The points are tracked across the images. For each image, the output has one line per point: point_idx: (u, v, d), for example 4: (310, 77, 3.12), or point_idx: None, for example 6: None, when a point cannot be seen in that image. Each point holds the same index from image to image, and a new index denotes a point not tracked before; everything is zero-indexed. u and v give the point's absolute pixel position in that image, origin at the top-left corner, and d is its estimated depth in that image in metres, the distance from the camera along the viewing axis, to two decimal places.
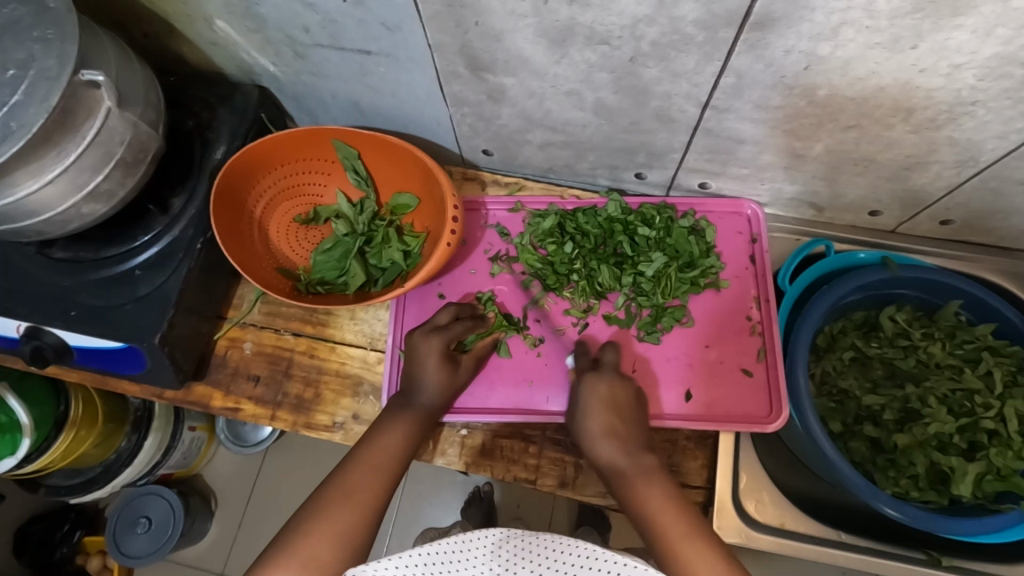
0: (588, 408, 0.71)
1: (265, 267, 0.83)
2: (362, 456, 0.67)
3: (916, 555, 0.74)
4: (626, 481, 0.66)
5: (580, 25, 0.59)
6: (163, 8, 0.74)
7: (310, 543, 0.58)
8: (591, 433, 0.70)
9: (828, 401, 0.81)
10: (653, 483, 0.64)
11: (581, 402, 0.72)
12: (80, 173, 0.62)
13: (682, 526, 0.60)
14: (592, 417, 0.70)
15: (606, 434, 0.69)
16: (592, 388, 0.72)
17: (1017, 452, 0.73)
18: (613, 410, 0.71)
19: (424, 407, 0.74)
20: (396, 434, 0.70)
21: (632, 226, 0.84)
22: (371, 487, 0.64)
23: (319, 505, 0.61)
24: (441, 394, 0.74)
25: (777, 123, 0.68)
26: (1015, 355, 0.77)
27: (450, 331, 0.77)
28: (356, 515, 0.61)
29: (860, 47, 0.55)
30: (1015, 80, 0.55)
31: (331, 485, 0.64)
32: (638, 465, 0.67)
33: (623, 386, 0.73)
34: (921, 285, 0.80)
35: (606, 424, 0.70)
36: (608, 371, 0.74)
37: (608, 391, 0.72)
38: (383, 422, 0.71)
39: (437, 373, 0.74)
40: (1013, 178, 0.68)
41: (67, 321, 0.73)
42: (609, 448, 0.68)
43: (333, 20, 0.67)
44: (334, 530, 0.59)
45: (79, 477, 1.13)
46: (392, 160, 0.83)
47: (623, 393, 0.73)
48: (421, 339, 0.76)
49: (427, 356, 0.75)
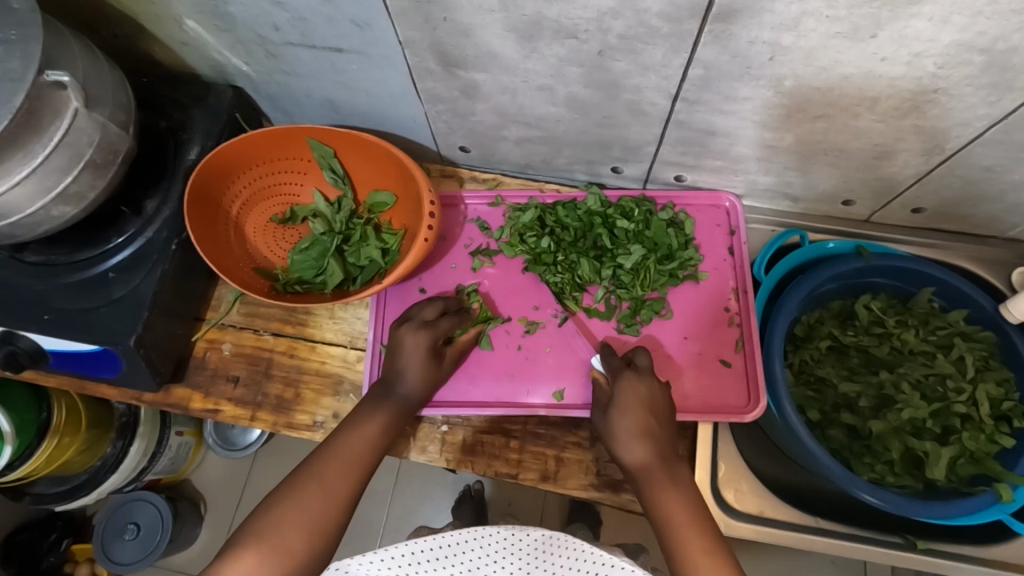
0: (623, 406, 0.68)
1: (242, 268, 0.82)
2: (340, 445, 0.65)
3: (892, 540, 0.75)
4: (652, 482, 0.64)
5: (547, 19, 0.59)
6: (132, 9, 0.74)
7: (283, 529, 0.57)
8: (622, 433, 0.67)
9: (806, 390, 0.82)
10: (678, 489, 0.63)
11: (618, 400, 0.69)
12: (49, 175, 0.61)
13: (700, 542, 0.59)
14: (627, 415, 0.68)
15: (638, 435, 0.66)
16: (631, 388, 0.69)
17: (989, 436, 0.74)
18: (650, 413, 0.68)
19: (403, 398, 0.72)
20: (374, 425, 0.69)
21: (611, 219, 0.84)
22: (347, 474, 0.63)
23: (291, 489, 0.60)
24: (422, 388, 0.73)
25: (747, 115, 0.68)
26: (985, 341, 0.79)
27: (439, 326, 0.75)
28: (331, 504, 0.60)
29: (822, 37, 0.55)
30: (975, 67, 0.56)
31: (306, 471, 0.62)
32: (669, 470, 0.65)
33: (660, 389, 0.70)
34: (895, 273, 0.81)
35: (641, 426, 0.67)
36: (646, 374, 0.71)
37: (647, 392, 0.69)
38: (362, 413, 0.70)
39: (421, 367, 0.73)
40: (979, 164, 0.69)
41: (41, 326, 0.72)
42: (641, 448, 0.66)
43: (302, 18, 0.67)
44: (308, 519, 0.58)
45: (64, 485, 1.12)
46: (367, 157, 0.83)
47: (662, 397, 0.70)
48: (408, 332, 0.74)
49: (413, 351, 0.73)
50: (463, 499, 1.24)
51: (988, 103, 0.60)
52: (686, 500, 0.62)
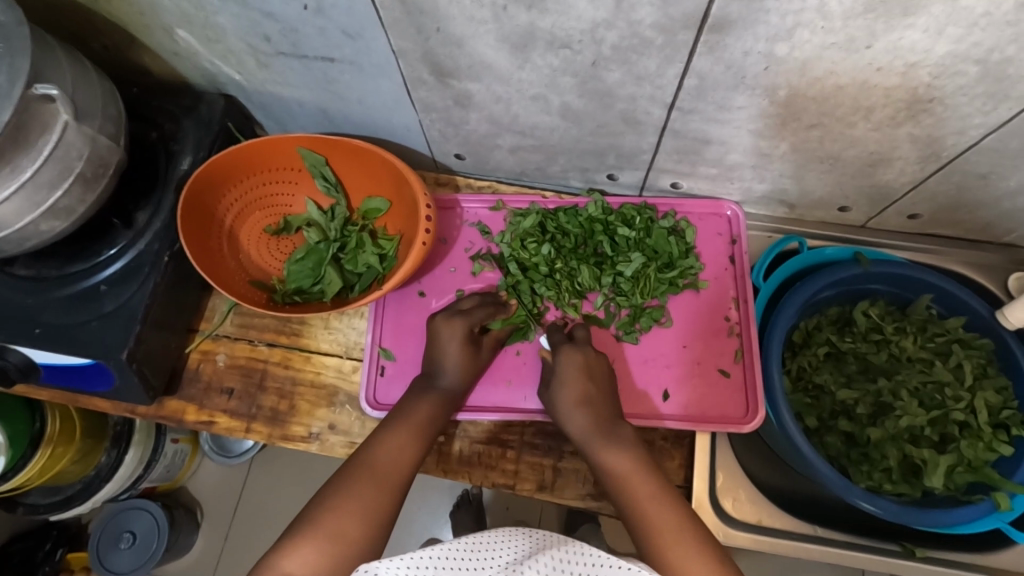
0: (564, 376, 0.72)
1: (237, 280, 0.82)
2: (387, 437, 0.68)
3: (890, 548, 0.75)
4: (597, 447, 0.69)
5: (541, 30, 0.59)
6: (122, 19, 0.73)
7: (338, 517, 0.59)
8: (564, 401, 0.71)
9: (804, 397, 0.81)
10: (618, 449, 0.68)
11: (558, 373, 0.73)
12: (37, 190, 0.61)
13: (667, 520, 0.61)
14: (569, 384, 0.71)
15: (578, 402, 0.71)
16: (569, 359, 0.73)
17: (987, 444, 0.74)
18: (589, 379, 0.72)
19: (447, 390, 0.74)
20: (419, 417, 0.70)
21: (612, 226, 0.84)
22: (396, 465, 0.65)
23: (347, 480, 0.62)
24: (462, 375, 0.75)
25: (742, 123, 0.68)
26: (983, 348, 0.79)
27: (474, 315, 0.77)
28: (382, 493, 0.62)
29: (817, 47, 0.55)
30: (969, 77, 0.56)
31: (358, 462, 0.65)
32: (609, 431, 0.69)
33: (598, 357, 0.74)
34: (893, 279, 0.81)
35: (581, 392, 0.71)
36: (583, 344, 0.75)
37: (583, 361, 0.73)
38: (408, 406, 0.72)
39: (459, 355, 0.75)
40: (974, 172, 0.69)
41: (32, 340, 0.72)
42: (579, 416, 0.70)
43: (293, 29, 0.66)
44: (361, 507, 0.60)
45: (58, 494, 1.10)
46: (362, 166, 0.83)
47: (600, 365, 0.74)
48: (444, 322, 0.77)
49: (449, 339, 0.76)
50: (461, 505, 1.23)
51: (983, 112, 0.60)
52: (636, 463, 0.67)
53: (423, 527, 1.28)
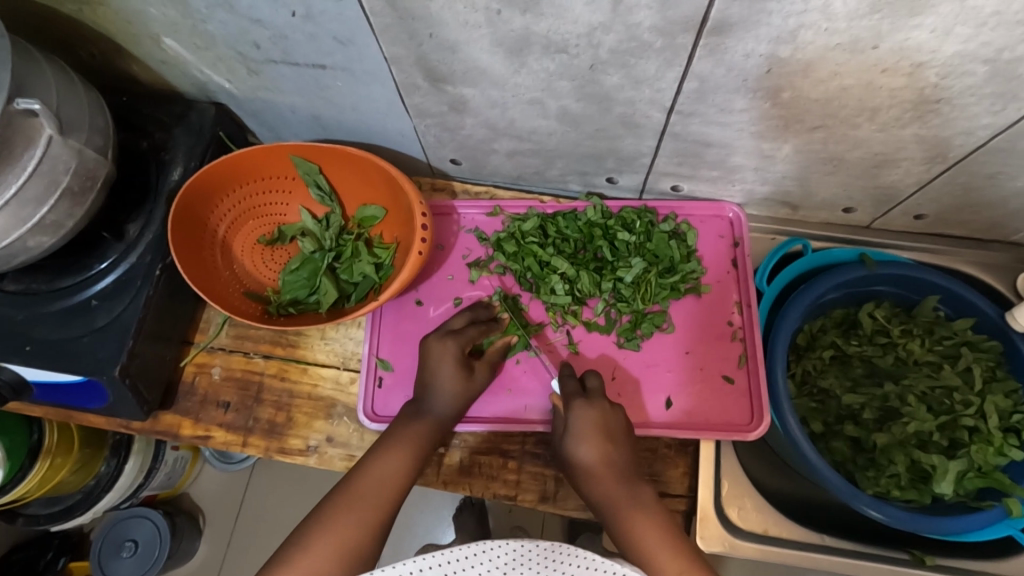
0: (580, 434, 0.68)
1: (232, 292, 0.80)
2: (372, 466, 0.65)
3: (900, 556, 0.73)
4: (625, 514, 0.64)
5: (536, 34, 0.57)
6: (109, 28, 0.72)
7: (314, 554, 0.56)
8: (582, 460, 0.67)
9: (810, 401, 0.80)
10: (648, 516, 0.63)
11: (572, 428, 0.68)
12: (23, 207, 0.59)
13: (670, 553, 0.59)
14: (583, 444, 0.67)
15: (600, 462, 0.66)
16: (584, 415, 0.69)
17: (998, 448, 0.72)
18: (607, 438, 0.68)
19: (437, 415, 0.72)
20: (406, 445, 0.68)
21: (612, 231, 0.82)
22: (380, 494, 0.63)
23: (328, 511, 0.60)
24: (455, 401, 0.73)
25: (744, 126, 0.66)
26: (992, 350, 0.77)
27: (466, 335, 0.75)
28: (363, 527, 0.60)
29: (821, 49, 0.53)
30: (977, 78, 0.54)
31: (339, 493, 0.62)
32: (634, 494, 0.65)
33: (613, 411, 0.70)
34: (898, 281, 0.79)
35: (601, 454, 0.67)
36: (597, 398, 0.71)
37: (600, 417, 0.69)
38: (396, 432, 0.70)
39: (452, 378, 0.73)
40: (983, 172, 0.67)
41: (23, 357, 0.70)
42: (597, 473, 0.66)
43: (283, 35, 0.65)
44: (337, 543, 0.57)
45: (58, 505, 1.09)
46: (356, 173, 0.81)
47: (614, 417, 0.70)
48: (435, 342, 0.75)
49: (441, 361, 0.73)
50: (463, 507, 1.22)
51: (992, 112, 0.58)
52: (659, 527, 0.62)
53: (427, 529, 1.26)
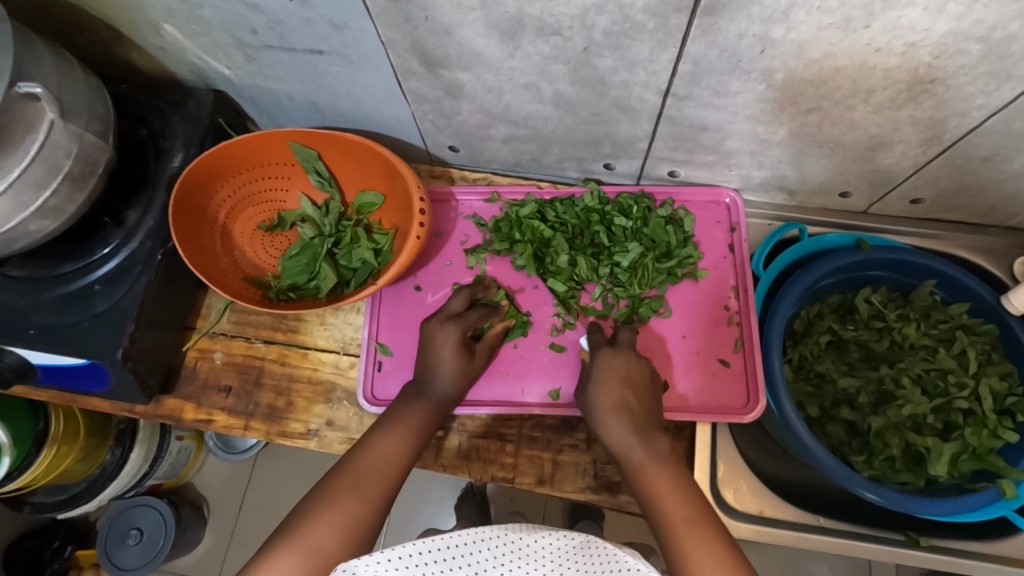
0: (601, 381, 0.69)
1: (231, 278, 0.81)
2: (374, 444, 0.66)
3: (895, 537, 0.74)
4: (643, 466, 0.63)
5: (529, 17, 0.58)
6: (108, 15, 0.72)
7: (319, 529, 0.57)
8: (603, 407, 0.67)
9: (806, 385, 0.80)
10: (662, 461, 0.62)
11: (595, 376, 0.70)
12: (25, 190, 0.60)
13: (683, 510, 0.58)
14: (604, 389, 0.68)
15: (617, 409, 0.67)
16: (608, 363, 0.70)
17: (992, 430, 0.73)
18: (628, 386, 0.68)
19: (438, 397, 0.73)
20: (406, 425, 0.69)
21: (609, 216, 0.83)
22: (383, 471, 0.64)
23: (331, 488, 0.60)
24: (455, 382, 0.74)
25: (739, 109, 0.67)
26: (987, 334, 0.77)
27: (467, 319, 0.76)
28: (365, 505, 0.60)
29: (814, 28, 0.53)
30: (971, 56, 0.54)
31: (340, 471, 0.62)
32: (651, 445, 0.64)
33: (639, 361, 0.71)
34: (894, 266, 0.80)
35: (619, 401, 0.67)
36: (624, 348, 0.72)
37: (624, 366, 0.70)
38: (396, 413, 0.70)
39: (453, 362, 0.74)
40: (977, 154, 0.68)
41: (27, 341, 0.71)
42: (615, 417, 0.67)
43: (279, 20, 0.65)
44: (341, 518, 0.58)
45: (63, 493, 1.11)
46: (355, 159, 0.82)
47: (639, 369, 0.70)
48: (437, 327, 0.75)
49: (442, 345, 0.74)
50: (465, 496, 1.23)
51: (986, 92, 0.58)
52: (670, 474, 0.61)
53: (429, 517, 1.27)
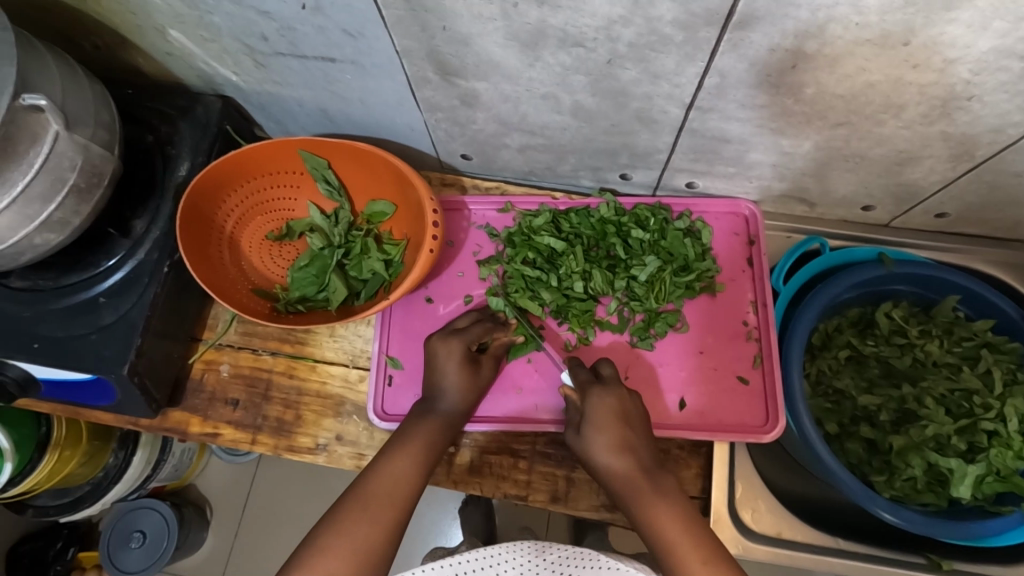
0: (598, 422, 0.67)
1: (238, 288, 0.79)
2: (384, 465, 0.64)
3: (916, 560, 0.73)
4: (643, 501, 0.63)
5: (552, 28, 0.56)
6: (113, 19, 0.70)
7: (330, 558, 0.56)
8: (601, 449, 0.66)
9: (825, 402, 0.79)
10: (665, 499, 0.63)
11: (590, 417, 0.67)
12: (30, 204, 0.58)
13: (693, 549, 0.59)
14: (600, 430, 0.67)
15: (614, 451, 0.66)
16: (602, 403, 0.68)
17: (1017, 452, 0.70)
18: (625, 425, 0.67)
19: (447, 412, 0.71)
20: (417, 444, 0.67)
21: (625, 228, 0.81)
22: (394, 492, 0.62)
23: (341, 512, 0.59)
24: (462, 398, 0.72)
25: (763, 122, 0.65)
26: (1013, 352, 0.75)
27: (471, 333, 0.74)
28: (375, 529, 0.58)
29: (849, 43, 0.51)
30: (1012, 74, 0.52)
31: (350, 495, 0.61)
32: (653, 481, 0.64)
33: (630, 397, 0.69)
34: (917, 281, 0.78)
35: (617, 441, 0.66)
36: (614, 384, 0.70)
37: (618, 405, 0.68)
38: (405, 432, 0.68)
39: (459, 377, 0.72)
40: (1009, 171, 0.66)
41: (30, 355, 0.70)
42: (616, 464, 0.65)
43: (291, 28, 0.63)
44: (352, 545, 0.57)
45: (66, 497, 1.09)
46: (365, 168, 0.80)
47: (633, 404, 0.69)
48: (440, 343, 0.74)
49: (446, 360, 0.72)
50: (469, 502, 1.21)
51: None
52: (676, 512, 0.62)
53: (434, 523, 1.26)
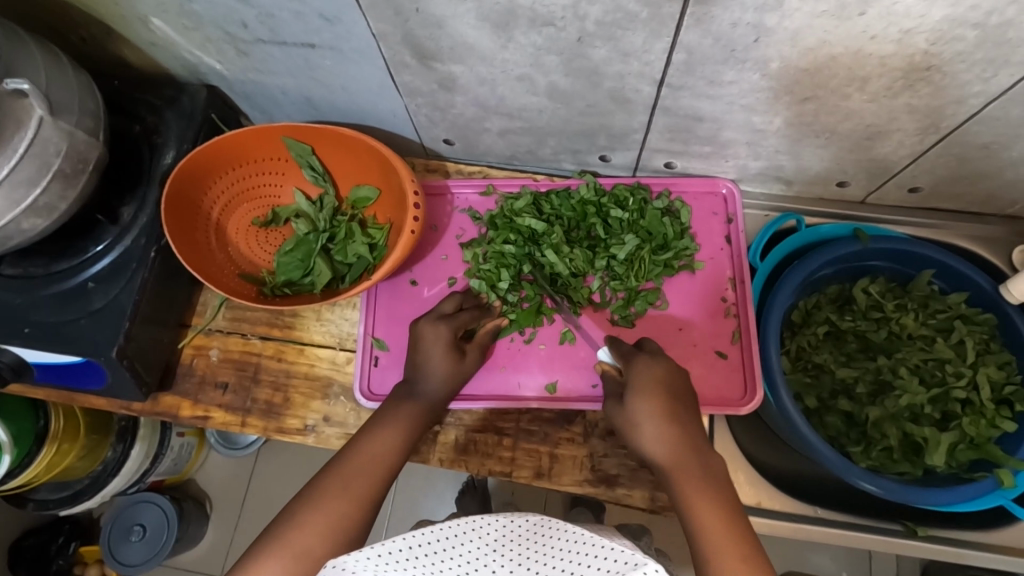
0: (639, 388, 0.64)
1: (226, 274, 0.81)
2: (363, 446, 0.65)
3: (892, 527, 0.74)
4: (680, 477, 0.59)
5: (521, 8, 0.57)
6: (98, 10, 0.72)
7: (304, 534, 0.57)
8: (637, 416, 0.63)
9: (804, 376, 0.80)
10: (704, 480, 0.58)
11: (631, 383, 0.65)
12: (15, 188, 0.60)
13: (727, 538, 0.54)
14: (639, 398, 0.64)
15: (657, 417, 0.62)
16: (645, 369, 0.65)
17: (990, 420, 0.73)
18: (667, 396, 0.63)
19: (429, 397, 0.72)
20: (395, 426, 0.68)
21: (605, 209, 0.82)
22: (370, 472, 0.63)
23: (317, 490, 0.60)
24: (445, 383, 0.72)
25: (734, 99, 0.66)
26: (986, 323, 0.77)
27: (458, 319, 0.75)
28: (351, 506, 0.60)
29: (808, 16, 0.53)
30: (967, 43, 0.53)
31: (326, 475, 0.62)
32: (697, 459, 0.60)
33: (679, 370, 0.66)
34: (892, 256, 0.79)
35: (661, 407, 0.63)
36: (661, 356, 0.67)
37: (662, 374, 0.65)
38: (387, 412, 0.69)
39: (443, 361, 0.72)
40: (975, 142, 0.67)
41: (22, 339, 0.71)
42: (651, 427, 0.62)
43: (270, 14, 0.65)
44: (326, 522, 0.58)
45: (66, 490, 1.11)
46: (348, 154, 0.81)
47: (680, 377, 0.66)
48: (427, 326, 0.73)
49: (432, 345, 0.73)
50: (465, 490, 1.22)
51: (983, 79, 0.58)
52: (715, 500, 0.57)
53: (430, 511, 1.28)
